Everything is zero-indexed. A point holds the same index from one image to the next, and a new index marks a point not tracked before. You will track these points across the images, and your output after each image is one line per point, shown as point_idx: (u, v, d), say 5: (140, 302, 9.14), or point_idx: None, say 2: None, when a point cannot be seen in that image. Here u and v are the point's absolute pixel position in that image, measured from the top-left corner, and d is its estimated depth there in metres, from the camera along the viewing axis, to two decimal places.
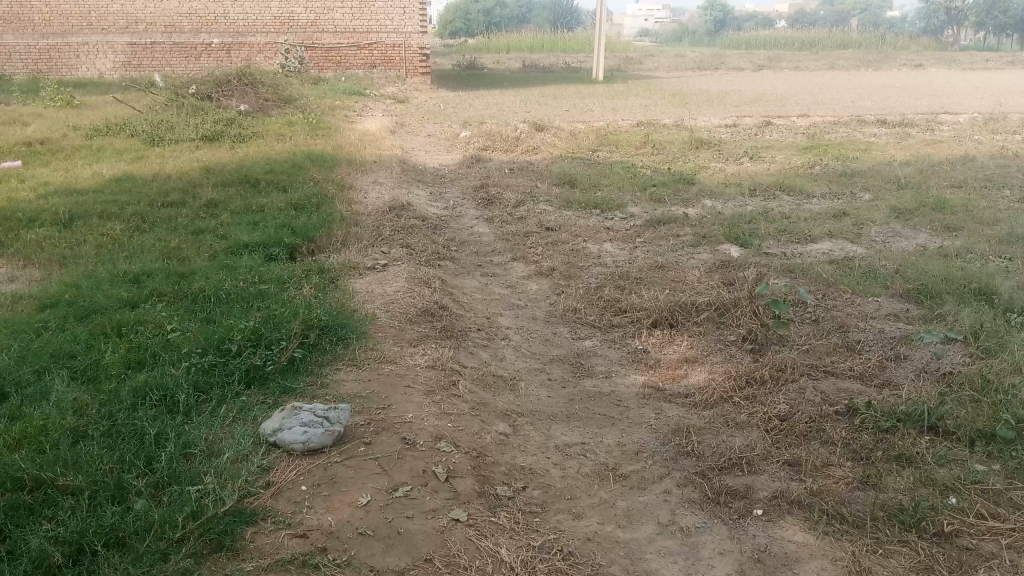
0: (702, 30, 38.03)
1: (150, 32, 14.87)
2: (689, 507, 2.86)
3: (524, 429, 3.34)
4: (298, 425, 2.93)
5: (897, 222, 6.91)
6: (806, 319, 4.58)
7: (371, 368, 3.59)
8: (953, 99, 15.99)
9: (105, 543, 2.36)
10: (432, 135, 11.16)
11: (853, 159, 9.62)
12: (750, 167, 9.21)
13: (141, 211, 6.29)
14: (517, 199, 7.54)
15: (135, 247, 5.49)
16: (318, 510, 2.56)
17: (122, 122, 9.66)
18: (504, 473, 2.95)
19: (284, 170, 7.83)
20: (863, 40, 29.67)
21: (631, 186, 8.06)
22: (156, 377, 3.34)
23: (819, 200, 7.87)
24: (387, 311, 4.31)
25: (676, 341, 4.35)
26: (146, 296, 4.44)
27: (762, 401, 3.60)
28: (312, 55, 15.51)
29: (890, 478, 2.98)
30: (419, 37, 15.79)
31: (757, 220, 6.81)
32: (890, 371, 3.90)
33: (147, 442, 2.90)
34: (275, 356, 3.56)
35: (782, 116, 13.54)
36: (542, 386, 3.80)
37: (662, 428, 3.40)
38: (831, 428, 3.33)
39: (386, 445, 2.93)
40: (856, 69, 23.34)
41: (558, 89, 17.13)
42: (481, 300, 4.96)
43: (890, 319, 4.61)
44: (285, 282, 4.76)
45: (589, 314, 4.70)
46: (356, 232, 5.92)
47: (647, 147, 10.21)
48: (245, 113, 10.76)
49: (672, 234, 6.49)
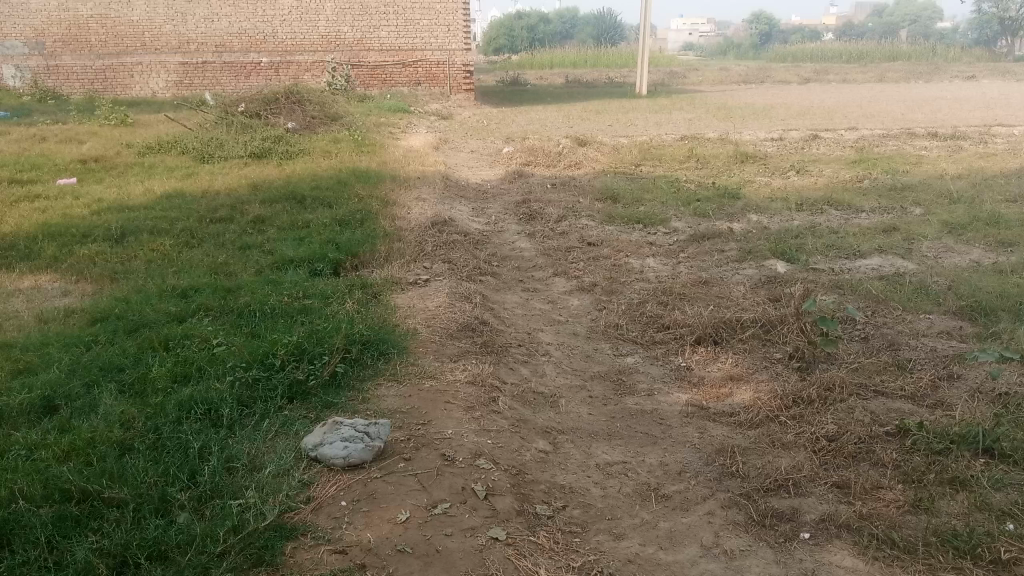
0: (747, 43, 37.70)
1: (201, 51, 15.22)
2: (734, 529, 2.79)
3: (565, 447, 3.31)
4: (339, 441, 2.93)
5: (949, 238, 6.73)
6: (855, 337, 4.48)
7: (411, 383, 3.59)
8: (1008, 110, 15.63)
9: (149, 556, 2.39)
10: (474, 151, 11.22)
11: (904, 172, 9.41)
12: (797, 181, 9.06)
13: (190, 227, 6.43)
14: (559, 214, 7.53)
15: (184, 262, 5.59)
16: (357, 526, 2.56)
17: (173, 140, 9.87)
18: (544, 492, 2.92)
19: (329, 186, 7.93)
20: (912, 51, 29.14)
21: (674, 201, 7.99)
22: (201, 390, 3.38)
23: (868, 214, 7.71)
24: (428, 326, 4.32)
25: (720, 359, 4.28)
26: (193, 310, 4.52)
27: (809, 421, 3.52)
28: (358, 73, 15.74)
29: (942, 502, 2.89)
30: (463, 54, 15.93)
31: (805, 235, 6.70)
32: (943, 391, 3.78)
33: (191, 455, 2.93)
34: (318, 371, 3.58)
35: (830, 129, 13.33)
36: (583, 403, 3.77)
37: (707, 448, 3.34)
38: (881, 448, 3.23)
39: (425, 461, 2.92)
40: (905, 80, 22.89)
41: (601, 103, 17.10)
42: (521, 315, 4.95)
43: (943, 337, 4.49)
44: (328, 297, 4.81)
45: (630, 330, 4.66)
46: (399, 247, 5.97)
47: (691, 161, 10.12)
48: (292, 130, 10.94)
49: (717, 249, 6.42)
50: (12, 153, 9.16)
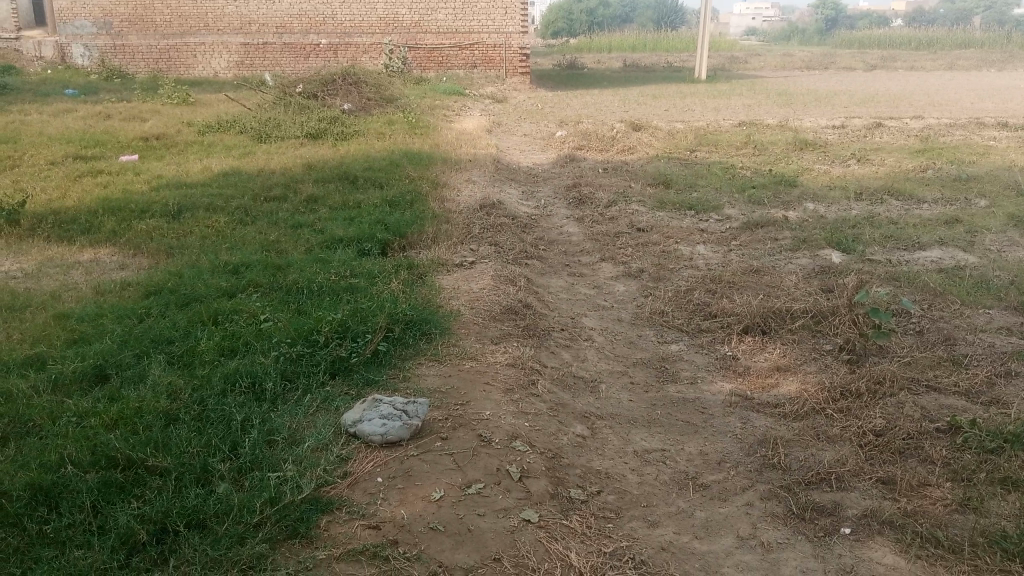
0: (812, 28, 36.76)
1: (263, 32, 15.45)
2: (772, 521, 2.74)
3: (603, 432, 3.29)
4: (378, 418, 2.96)
5: (1015, 231, 6.49)
6: (909, 330, 4.35)
7: (452, 364, 3.61)
8: None
9: (187, 524, 2.45)
10: (527, 134, 11.18)
11: (971, 163, 9.09)
12: (857, 170, 8.83)
13: (244, 205, 6.53)
14: (610, 199, 7.46)
15: (237, 239, 5.69)
16: (391, 503, 2.58)
17: (232, 119, 10.04)
18: (580, 476, 2.91)
19: (381, 167, 8.00)
20: (986, 38, 28.07)
21: (728, 188, 7.85)
22: (246, 364, 3.45)
23: (930, 205, 7.48)
24: (472, 307, 4.33)
25: (767, 349, 4.20)
26: (243, 286, 4.60)
27: (857, 415, 3.43)
28: (415, 56, 15.79)
29: (992, 502, 2.79)
30: (520, 37, 15.86)
31: (862, 225, 6.52)
32: (999, 389, 3.65)
33: (233, 428, 2.99)
34: (360, 348, 3.62)
35: (894, 117, 12.94)
36: (624, 389, 3.73)
37: (748, 439, 3.28)
38: (930, 445, 3.14)
39: (462, 441, 2.93)
40: (977, 69, 22.05)
41: (658, 88, 16.86)
42: (566, 299, 4.93)
43: (1002, 332, 4.33)
44: (375, 276, 4.85)
45: (676, 317, 4.60)
46: (447, 228, 5.98)
47: (747, 148, 9.93)
48: (347, 111, 11.03)
49: (770, 238, 6.29)
50: (78, 129, 9.43)
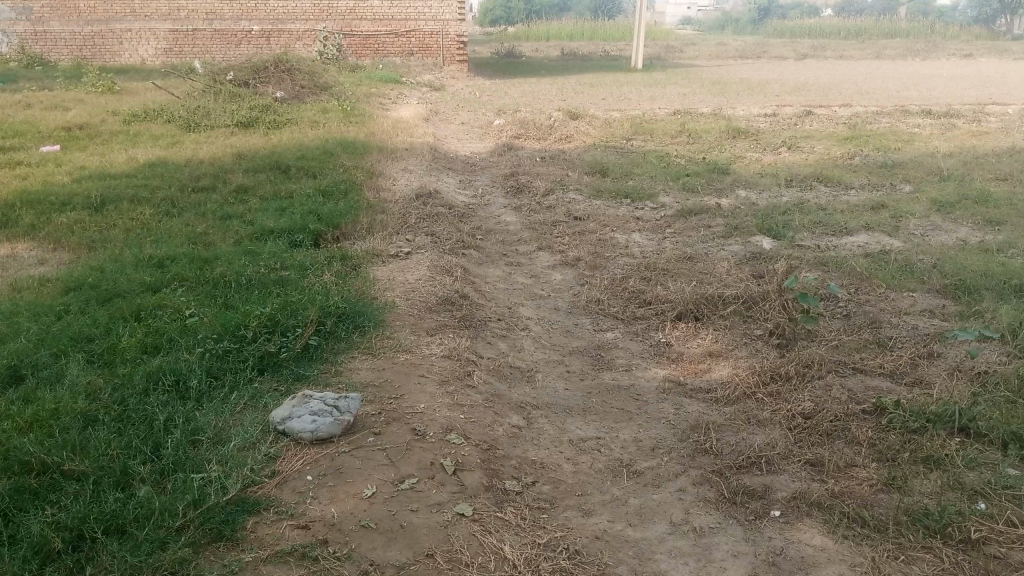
0: (745, 19, 37.43)
1: (192, 18, 15.00)
2: (704, 506, 2.77)
3: (538, 422, 3.28)
4: (307, 415, 2.90)
5: (937, 215, 6.70)
6: (837, 314, 4.45)
7: (386, 357, 3.55)
8: (1002, 89, 15.57)
9: (106, 530, 2.36)
10: (465, 122, 11.12)
11: (896, 150, 9.35)
12: (787, 157, 9.01)
13: (172, 196, 6.34)
14: (547, 187, 7.46)
15: (163, 232, 5.51)
16: (321, 501, 2.53)
17: (159, 108, 9.72)
18: (514, 467, 2.90)
19: (315, 157, 7.85)
20: (911, 29, 28.94)
21: (664, 176, 7.93)
22: (170, 362, 3.35)
23: (857, 191, 7.67)
24: (406, 299, 4.28)
25: (700, 335, 4.25)
26: (168, 281, 4.45)
27: (787, 398, 3.49)
28: (350, 43, 15.52)
29: (914, 481, 2.87)
30: (457, 24, 15.75)
31: (792, 211, 6.65)
32: (922, 369, 3.75)
33: (155, 429, 2.89)
34: (290, 343, 3.53)
35: (824, 105, 13.25)
36: (560, 378, 3.73)
37: (681, 425, 3.31)
38: (857, 426, 3.21)
39: (395, 435, 2.89)
40: (902, 58, 22.76)
41: (595, 76, 16.94)
42: (503, 289, 4.91)
43: (925, 315, 4.46)
44: (307, 269, 4.75)
45: (612, 305, 4.62)
46: (381, 219, 5.90)
47: (682, 136, 10.04)
48: (280, 99, 10.79)
49: (703, 225, 6.37)
50: None
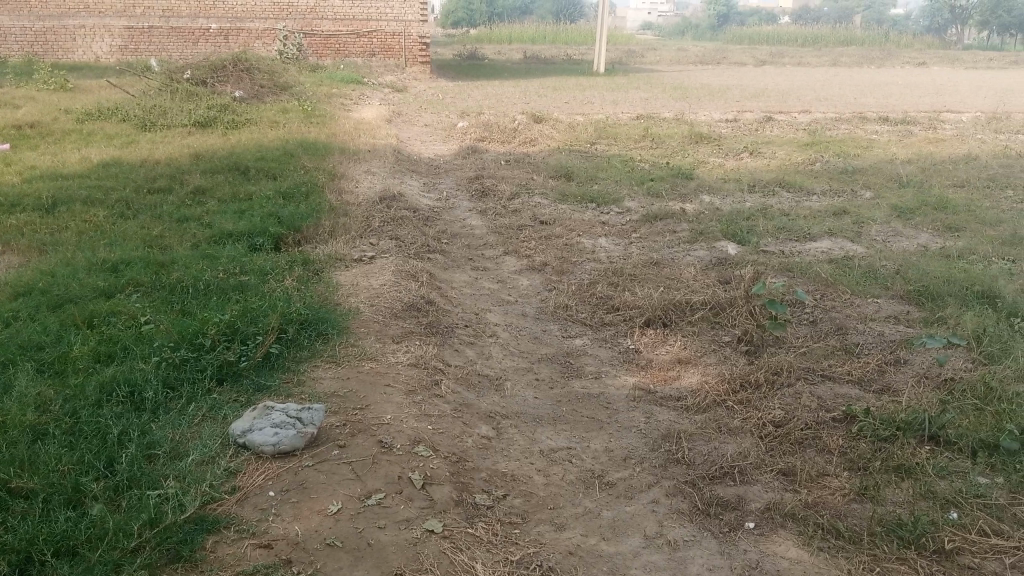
0: (705, 25, 37.85)
1: (148, 16, 14.66)
2: (678, 518, 2.72)
3: (508, 432, 3.21)
4: (269, 427, 2.80)
5: (898, 221, 6.78)
6: (804, 320, 4.45)
7: (350, 366, 3.45)
8: (955, 97, 15.91)
9: (56, 552, 2.24)
10: (428, 124, 11.01)
11: (855, 156, 9.47)
12: (749, 162, 9.07)
13: (127, 198, 6.14)
14: (512, 191, 7.40)
15: (117, 234, 5.34)
16: (284, 519, 2.44)
17: (113, 106, 9.46)
18: (484, 480, 2.82)
19: (275, 158, 7.68)
20: (865, 37, 29.50)
21: (629, 180, 7.92)
22: (124, 371, 3.21)
23: (819, 197, 7.74)
24: (371, 305, 4.18)
25: (668, 342, 4.21)
26: (122, 285, 4.30)
27: (757, 406, 3.47)
28: (311, 43, 15.30)
29: (886, 490, 2.86)
30: (419, 25, 15.64)
31: (756, 217, 6.68)
32: (889, 376, 3.76)
33: (109, 443, 2.77)
34: (250, 352, 3.42)
35: (783, 111, 13.40)
36: (529, 386, 3.66)
37: (652, 434, 3.26)
38: (827, 435, 3.20)
39: (360, 448, 2.80)
40: (858, 66, 23.17)
41: (558, 80, 16.94)
42: (469, 295, 4.83)
43: (890, 321, 4.48)
44: (267, 274, 4.62)
45: (579, 311, 4.57)
46: (344, 222, 5.79)
47: (646, 140, 10.06)
48: (239, 99, 10.58)
49: (669, 230, 6.36)
50: None
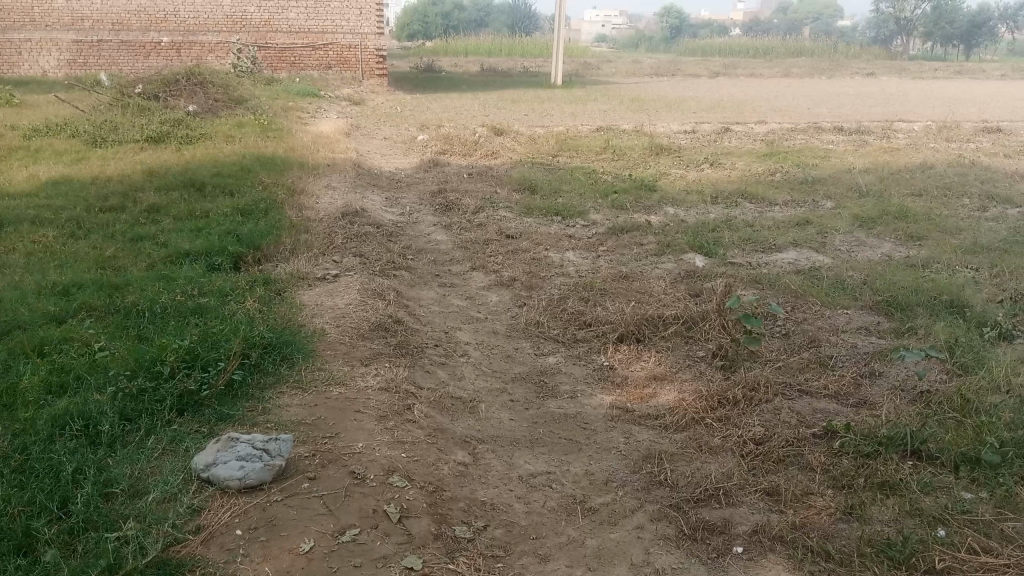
0: (658, 38, 38.33)
1: (97, 29, 14.30)
2: (664, 545, 2.64)
3: (485, 457, 3.10)
4: (234, 460, 2.66)
5: (861, 231, 6.83)
6: (777, 333, 4.41)
7: (317, 392, 3.31)
8: (905, 107, 16.26)
9: None
10: (387, 137, 10.87)
11: (814, 166, 9.56)
12: (711, 173, 9.10)
13: (77, 216, 5.91)
14: (476, 204, 7.30)
15: (68, 255, 5.12)
16: (254, 560, 2.30)
17: (62, 122, 9.15)
18: (463, 510, 2.71)
19: (231, 174, 7.49)
20: (815, 48, 30.13)
21: (592, 193, 7.88)
22: (78, 404, 3.04)
23: (781, 207, 7.78)
24: (337, 326, 4.04)
25: (643, 358, 4.14)
26: (74, 310, 4.10)
27: (736, 422, 3.40)
28: (265, 56, 15.06)
29: (873, 508, 2.81)
30: (376, 38, 15.49)
31: (721, 228, 6.67)
32: (866, 389, 3.73)
33: (63, 480, 2.60)
34: (212, 380, 3.26)
35: (740, 122, 13.54)
36: (504, 408, 3.56)
37: (632, 455, 3.18)
38: (810, 451, 3.14)
39: (332, 480, 2.67)
40: (809, 76, 23.63)
41: (517, 92, 16.93)
42: (438, 312, 4.71)
43: (862, 332, 4.47)
44: (227, 295, 4.45)
45: (552, 328, 4.48)
46: (306, 239, 5.63)
47: (607, 153, 10.04)
48: (193, 113, 10.33)
49: (636, 243, 6.32)
50: None
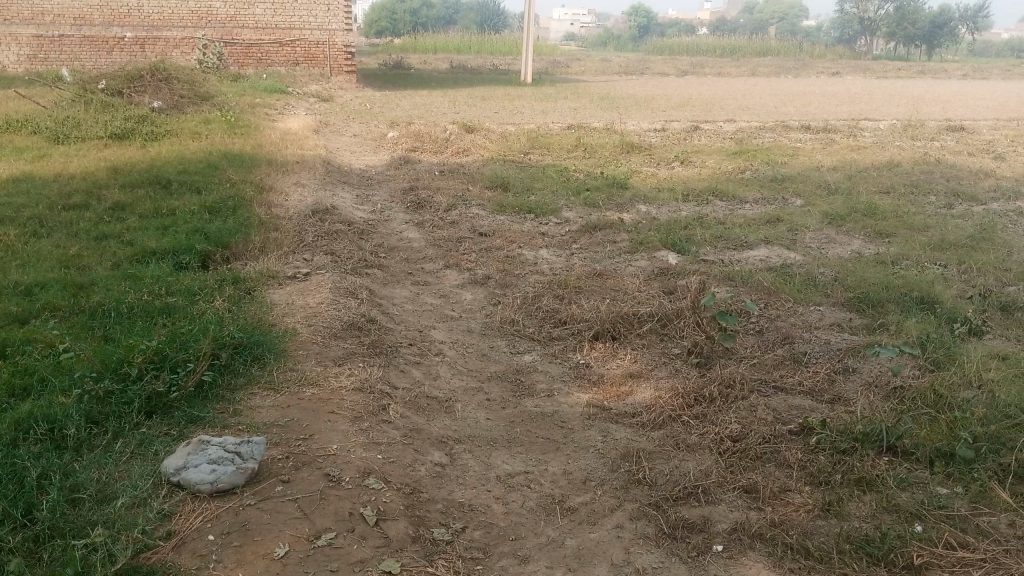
0: (626, 37, 38.47)
1: (58, 24, 14.00)
2: (644, 544, 2.62)
3: (462, 458, 3.06)
4: (205, 463, 2.60)
5: (830, 228, 6.89)
6: (751, 330, 4.42)
7: (290, 393, 3.25)
8: (870, 106, 16.47)
9: None
10: (357, 134, 10.77)
11: (783, 164, 9.63)
12: (681, 171, 9.13)
13: (39, 214, 5.76)
14: (448, 202, 7.24)
15: (30, 254, 4.99)
16: (227, 566, 2.24)
17: (22, 118, 8.94)
18: (441, 512, 2.67)
19: (198, 171, 7.36)
20: (781, 48, 30.39)
21: (564, 190, 7.86)
22: (42, 407, 2.95)
23: (752, 205, 7.82)
24: (309, 325, 3.97)
25: (619, 355, 4.13)
26: (37, 310, 3.99)
27: (713, 419, 3.40)
28: (231, 52, 14.85)
29: (850, 505, 2.82)
30: (344, 34, 15.33)
31: (693, 226, 6.69)
32: (840, 385, 3.75)
33: (26, 486, 2.52)
34: (181, 381, 3.18)
35: (709, 120, 13.60)
36: (480, 407, 3.52)
37: (610, 453, 3.16)
38: (787, 448, 3.15)
39: (307, 483, 2.62)
40: (776, 75, 23.86)
41: (487, 89, 16.87)
42: (411, 311, 4.66)
43: (834, 329, 4.49)
44: (195, 294, 4.36)
45: (527, 326, 4.44)
46: (275, 237, 5.54)
47: (578, 150, 10.03)
48: (158, 109, 10.15)
49: (609, 240, 6.31)
50: None
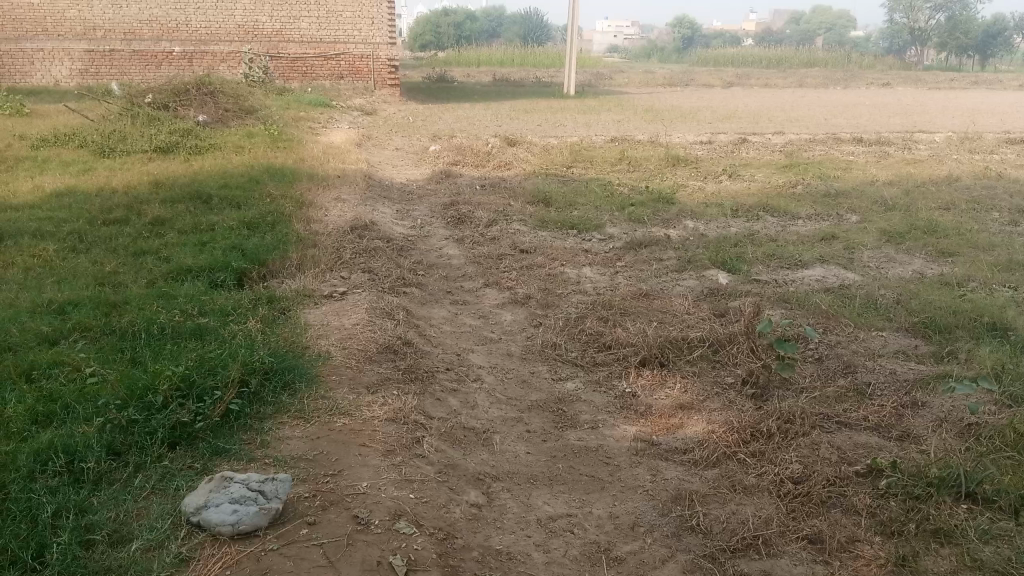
0: (671, 48, 38.11)
1: (109, 39, 14.21)
2: None
3: (500, 498, 2.86)
4: (226, 503, 2.43)
5: (889, 246, 6.55)
6: (810, 358, 4.14)
7: (320, 424, 3.08)
8: (924, 118, 15.95)
9: None
10: (399, 148, 10.68)
11: (836, 178, 9.28)
12: (729, 185, 8.85)
13: (80, 229, 5.72)
14: (489, 217, 7.06)
15: (68, 270, 4.92)
16: None
17: (71, 131, 9.00)
18: (477, 561, 2.47)
19: (239, 185, 7.29)
20: (828, 59, 29.78)
21: (608, 205, 7.63)
22: (63, 436, 2.82)
23: (804, 221, 7.51)
24: (343, 348, 3.81)
25: (667, 384, 3.89)
26: (69, 330, 3.90)
27: (771, 457, 3.14)
28: (276, 65, 14.92)
29: (928, 560, 2.55)
30: (388, 48, 15.31)
31: (744, 243, 6.41)
32: (909, 421, 3.46)
33: (39, 525, 2.38)
34: (207, 410, 3.03)
35: (757, 133, 13.27)
36: (520, 440, 3.31)
37: (660, 495, 2.92)
38: (854, 493, 2.88)
39: (333, 526, 2.44)
40: (824, 87, 23.35)
41: (530, 102, 16.72)
42: (449, 333, 4.48)
43: (900, 357, 4.20)
44: (229, 313, 4.24)
45: (569, 351, 4.23)
46: (313, 254, 5.41)
47: (623, 164, 9.80)
48: (203, 123, 10.18)
49: (655, 258, 6.06)
50: None
